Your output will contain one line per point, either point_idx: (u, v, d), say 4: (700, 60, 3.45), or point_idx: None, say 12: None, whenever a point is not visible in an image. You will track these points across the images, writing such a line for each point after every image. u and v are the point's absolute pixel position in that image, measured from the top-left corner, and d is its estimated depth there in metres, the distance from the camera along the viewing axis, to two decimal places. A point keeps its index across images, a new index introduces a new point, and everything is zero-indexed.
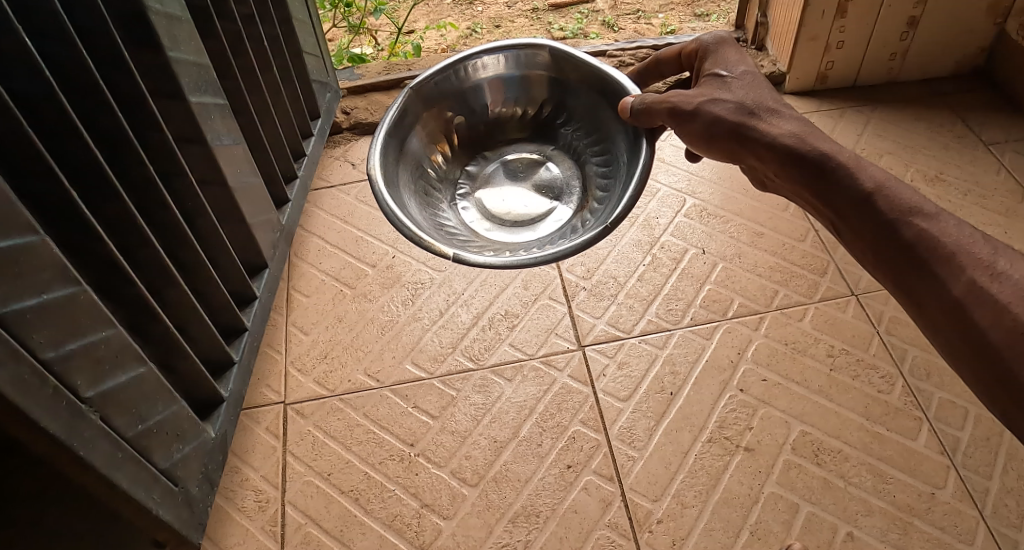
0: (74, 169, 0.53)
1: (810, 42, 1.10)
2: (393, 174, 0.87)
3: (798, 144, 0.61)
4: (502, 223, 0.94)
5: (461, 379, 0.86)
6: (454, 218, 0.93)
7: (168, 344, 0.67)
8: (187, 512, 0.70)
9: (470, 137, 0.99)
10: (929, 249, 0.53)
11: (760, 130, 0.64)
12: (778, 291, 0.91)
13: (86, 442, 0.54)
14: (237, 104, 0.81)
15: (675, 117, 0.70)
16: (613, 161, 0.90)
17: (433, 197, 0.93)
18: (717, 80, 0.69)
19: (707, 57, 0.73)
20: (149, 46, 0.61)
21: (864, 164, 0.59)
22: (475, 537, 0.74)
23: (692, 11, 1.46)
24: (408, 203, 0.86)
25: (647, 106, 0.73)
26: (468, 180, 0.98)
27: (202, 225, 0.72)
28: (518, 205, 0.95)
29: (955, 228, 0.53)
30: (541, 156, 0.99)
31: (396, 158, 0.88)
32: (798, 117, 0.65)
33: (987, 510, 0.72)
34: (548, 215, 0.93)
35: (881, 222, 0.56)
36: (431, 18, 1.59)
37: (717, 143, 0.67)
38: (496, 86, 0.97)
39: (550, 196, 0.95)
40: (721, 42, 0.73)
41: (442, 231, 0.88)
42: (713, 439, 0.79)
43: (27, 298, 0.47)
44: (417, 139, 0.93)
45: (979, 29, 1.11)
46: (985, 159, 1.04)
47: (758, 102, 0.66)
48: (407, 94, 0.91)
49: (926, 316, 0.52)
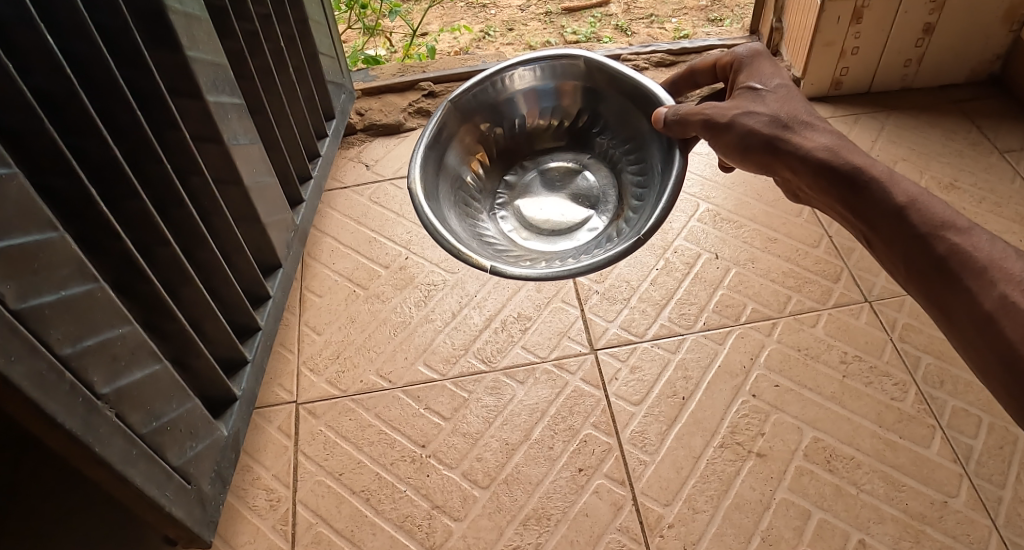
0: (94, 166, 0.54)
1: (826, 47, 1.09)
2: (433, 187, 0.87)
3: (832, 157, 0.61)
4: (540, 232, 0.94)
5: (473, 381, 0.86)
6: (494, 228, 0.94)
7: (184, 343, 0.67)
8: (200, 510, 0.70)
9: (508, 148, 1.00)
10: (961, 263, 0.52)
11: (793, 143, 0.64)
12: (791, 297, 0.91)
13: (102, 439, 0.54)
14: (254, 103, 0.81)
15: (709, 129, 0.70)
16: (649, 171, 0.89)
17: (472, 209, 0.94)
18: (751, 93, 0.69)
19: (742, 70, 0.73)
20: (168, 44, 0.61)
21: (897, 178, 0.59)
22: (486, 538, 0.74)
23: (706, 15, 1.46)
24: (448, 216, 0.87)
25: (680, 118, 0.73)
26: (507, 189, 0.99)
27: (218, 224, 0.73)
28: (556, 214, 0.95)
29: (987, 243, 0.53)
30: (577, 164, 0.99)
31: (436, 171, 0.89)
32: (833, 131, 0.65)
33: (1001, 519, 0.71)
34: (585, 224, 0.93)
35: (913, 236, 0.56)
36: (445, 20, 1.59)
37: (750, 155, 0.67)
38: (533, 97, 0.97)
39: (586, 204, 0.95)
40: (756, 54, 0.74)
41: (482, 242, 0.89)
42: (725, 444, 0.79)
43: (46, 294, 0.47)
44: (456, 152, 0.94)
45: (994, 36, 1.10)
46: (1000, 166, 1.04)
47: (792, 115, 0.66)
48: (445, 108, 0.92)
49: (957, 330, 0.52)
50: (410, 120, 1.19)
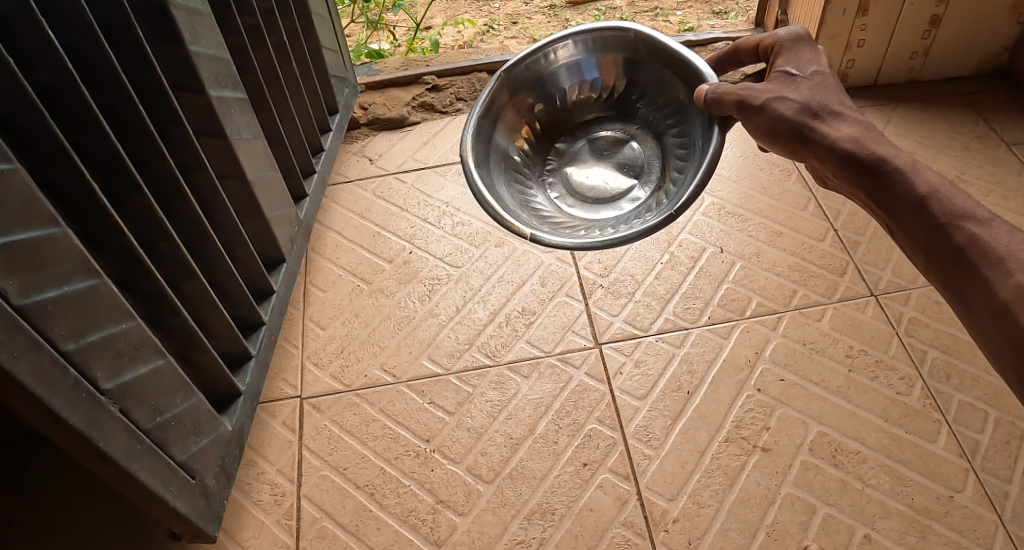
0: (95, 161, 0.53)
1: (832, 40, 1.09)
2: (483, 155, 0.88)
3: (857, 148, 0.61)
4: (584, 200, 0.95)
5: (477, 375, 0.86)
6: (541, 195, 0.95)
7: (187, 337, 0.67)
8: (204, 505, 0.70)
9: (560, 117, 0.99)
10: (979, 253, 0.52)
11: (821, 132, 0.63)
12: (796, 291, 0.91)
13: (106, 435, 0.54)
14: (257, 98, 0.81)
15: (742, 110, 0.69)
16: (691, 144, 0.88)
17: (521, 175, 0.95)
18: (786, 78, 0.68)
19: (781, 53, 0.71)
20: (171, 39, 0.61)
21: (920, 169, 0.58)
22: (490, 533, 0.74)
23: (710, 8, 1.46)
24: (498, 183, 0.88)
25: (718, 96, 0.72)
26: (556, 156, 0.99)
27: (222, 219, 0.73)
28: (601, 183, 0.95)
29: (1006, 235, 0.52)
30: (625, 134, 0.98)
31: (487, 139, 0.90)
32: (862, 120, 0.64)
33: (1007, 514, 0.71)
34: (628, 193, 0.94)
35: (933, 226, 0.55)
36: (448, 14, 1.59)
37: (779, 141, 0.67)
38: (583, 69, 0.96)
39: (630, 174, 0.95)
40: (797, 39, 0.71)
41: (528, 209, 0.90)
42: (730, 439, 0.79)
43: (49, 290, 0.47)
44: (505, 123, 0.94)
45: (1001, 28, 1.09)
46: (1007, 159, 1.03)
47: (823, 103, 0.65)
48: (497, 78, 0.92)
49: (973, 320, 0.52)
50: (414, 114, 1.19)
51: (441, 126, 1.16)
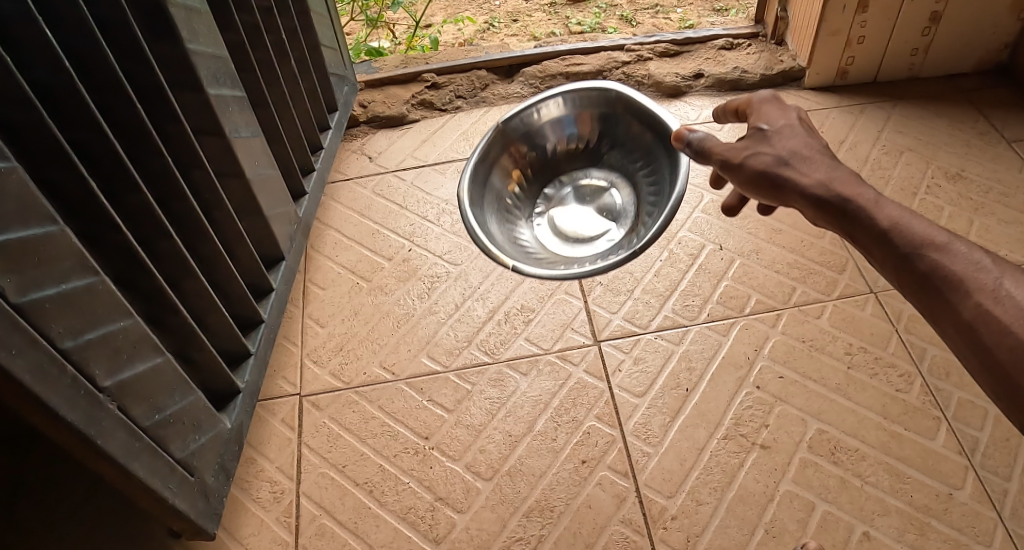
0: (92, 160, 0.53)
1: (832, 36, 1.09)
2: (475, 190, 0.94)
3: (826, 193, 0.60)
4: (566, 238, 0.97)
5: (476, 372, 0.86)
6: (528, 235, 0.97)
7: (187, 335, 0.67)
8: (203, 502, 0.70)
9: (546, 165, 1.03)
10: (944, 279, 0.52)
11: (793, 181, 0.63)
12: (796, 288, 0.91)
13: (104, 432, 0.54)
14: (256, 96, 0.81)
15: (725, 167, 0.69)
16: (661, 189, 0.93)
17: (510, 216, 0.98)
18: (758, 133, 0.68)
19: (751, 114, 0.71)
20: (169, 38, 0.61)
21: (883, 202, 0.58)
22: (489, 530, 0.74)
23: (711, 6, 1.45)
24: (488, 221, 0.93)
25: (700, 150, 0.73)
26: (544, 200, 1.02)
27: (220, 218, 0.73)
28: (583, 225, 0.98)
29: (965, 257, 0.52)
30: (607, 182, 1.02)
31: (479, 177, 0.96)
32: (829, 161, 0.63)
33: (1007, 511, 0.71)
34: (604, 235, 0.96)
35: (900, 258, 0.55)
36: (449, 12, 1.59)
37: (760, 193, 0.66)
38: (560, 124, 1.02)
39: (608, 218, 0.98)
40: (764, 100, 0.71)
41: (514, 245, 0.93)
42: (729, 436, 0.79)
43: (47, 288, 0.47)
44: (498, 165, 0.99)
45: (1002, 24, 1.09)
46: (1007, 155, 1.03)
47: (793, 152, 0.64)
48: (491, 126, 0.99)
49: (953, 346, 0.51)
50: (413, 112, 1.19)
51: (440, 124, 1.17)
